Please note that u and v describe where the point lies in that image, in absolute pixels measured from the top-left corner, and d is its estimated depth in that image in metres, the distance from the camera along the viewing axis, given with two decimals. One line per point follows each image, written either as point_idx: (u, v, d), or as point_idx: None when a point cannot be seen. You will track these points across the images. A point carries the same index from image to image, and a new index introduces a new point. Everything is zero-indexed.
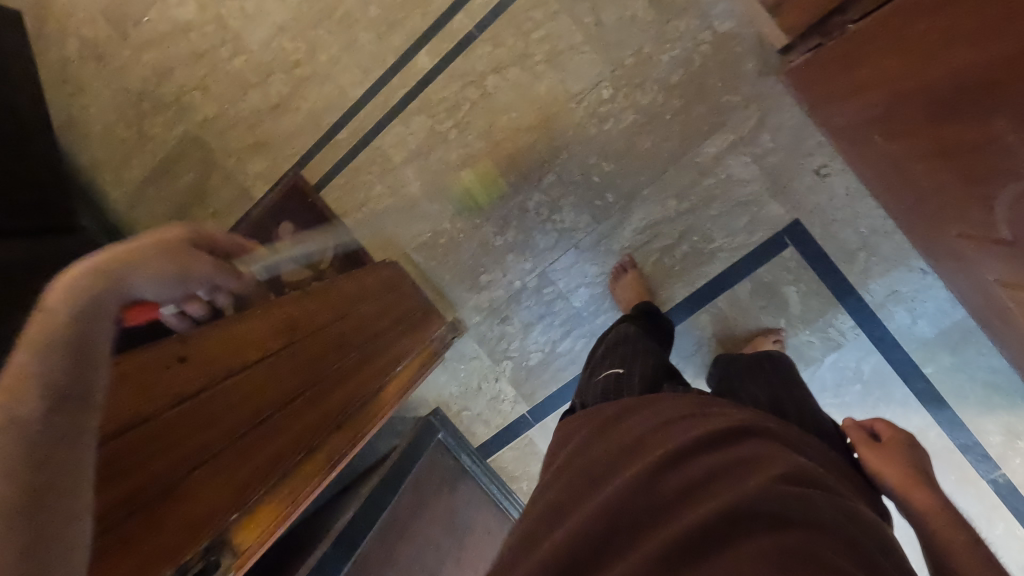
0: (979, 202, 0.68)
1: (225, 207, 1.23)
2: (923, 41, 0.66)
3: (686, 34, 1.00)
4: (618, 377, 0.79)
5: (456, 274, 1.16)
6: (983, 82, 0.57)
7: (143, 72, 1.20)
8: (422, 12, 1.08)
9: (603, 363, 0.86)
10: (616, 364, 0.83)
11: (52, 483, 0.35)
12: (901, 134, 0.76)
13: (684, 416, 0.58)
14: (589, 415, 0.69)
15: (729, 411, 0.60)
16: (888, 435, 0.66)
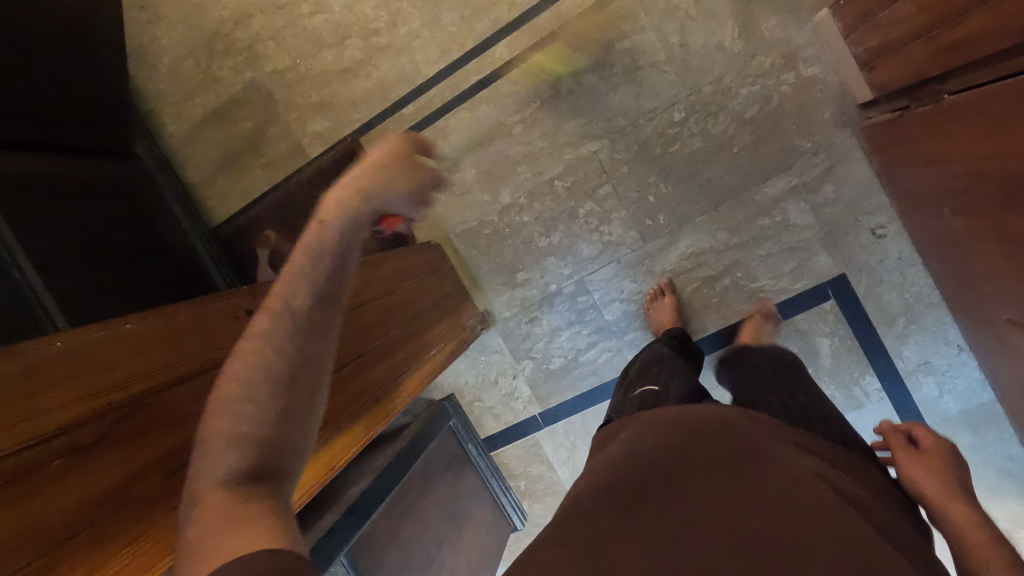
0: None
1: (279, 159, 1.25)
2: (988, 129, 0.67)
3: (769, 71, 0.99)
4: (651, 396, 0.82)
5: (494, 266, 1.17)
6: None
7: (222, 14, 1.21)
8: (510, 2, 1.07)
9: (638, 379, 0.89)
10: (652, 381, 0.86)
11: (304, 360, 0.54)
12: (959, 217, 0.80)
13: (721, 421, 0.67)
14: (620, 427, 0.78)
15: (762, 420, 0.70)
16: (926, 442, 0.77)
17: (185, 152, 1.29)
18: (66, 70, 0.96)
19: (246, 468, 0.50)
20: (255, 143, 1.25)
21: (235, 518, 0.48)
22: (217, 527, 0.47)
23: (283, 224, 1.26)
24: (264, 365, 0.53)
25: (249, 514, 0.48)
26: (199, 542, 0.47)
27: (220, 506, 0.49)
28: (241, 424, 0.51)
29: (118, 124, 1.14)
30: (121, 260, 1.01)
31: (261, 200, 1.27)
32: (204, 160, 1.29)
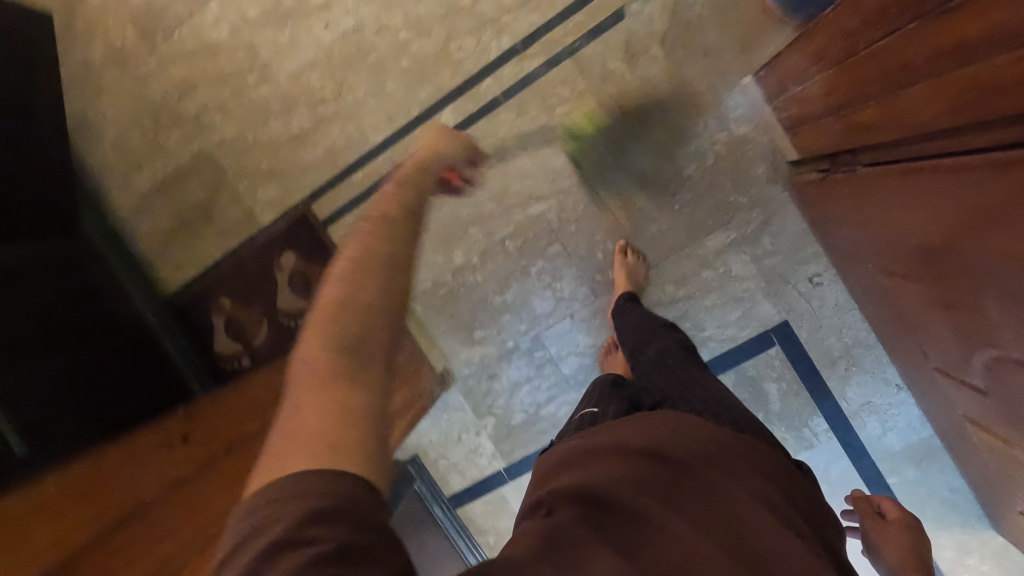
0: (972, 346, 0.73)
1: (230, 226, 1.24)
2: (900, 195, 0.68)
3: (702, 132, 1.04)
4: (593, 415, 0.83)
5: (451, 325, 1.18)
6: (964, 261, 0.62)
7: (167, 85, 1.21)
8: (451, 70, 1.09)
9: (582, 405, 0.89)
10: (593, 405, 0.86)
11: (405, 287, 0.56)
12: (899, 268, 0.79)
13: (676, 450, 0.57)
14: (562, 456, 0.65)
15: (697, 433, 0.61)
16: (894, 514, 0.84)
17: (134, 223, 1.28)
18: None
19: (361, 327, 0.51)
20: (206, 211, 1.25)
21: (319, 446, 0.43)
22: (300, 435, 0.44)
23: (237, 291, 1.25)
24: (356, 301, 0.52)
25: (334, 423, 0.45)
26: (285, 442, 0.44)
27: (316, 407, 0.45)
28: (349, 314, 0.51)
29: (49, 203, 1.10)
30: (56, 350, 0.97)
31: (214, 267, 1.26)
32: (154, 229, 1.28)
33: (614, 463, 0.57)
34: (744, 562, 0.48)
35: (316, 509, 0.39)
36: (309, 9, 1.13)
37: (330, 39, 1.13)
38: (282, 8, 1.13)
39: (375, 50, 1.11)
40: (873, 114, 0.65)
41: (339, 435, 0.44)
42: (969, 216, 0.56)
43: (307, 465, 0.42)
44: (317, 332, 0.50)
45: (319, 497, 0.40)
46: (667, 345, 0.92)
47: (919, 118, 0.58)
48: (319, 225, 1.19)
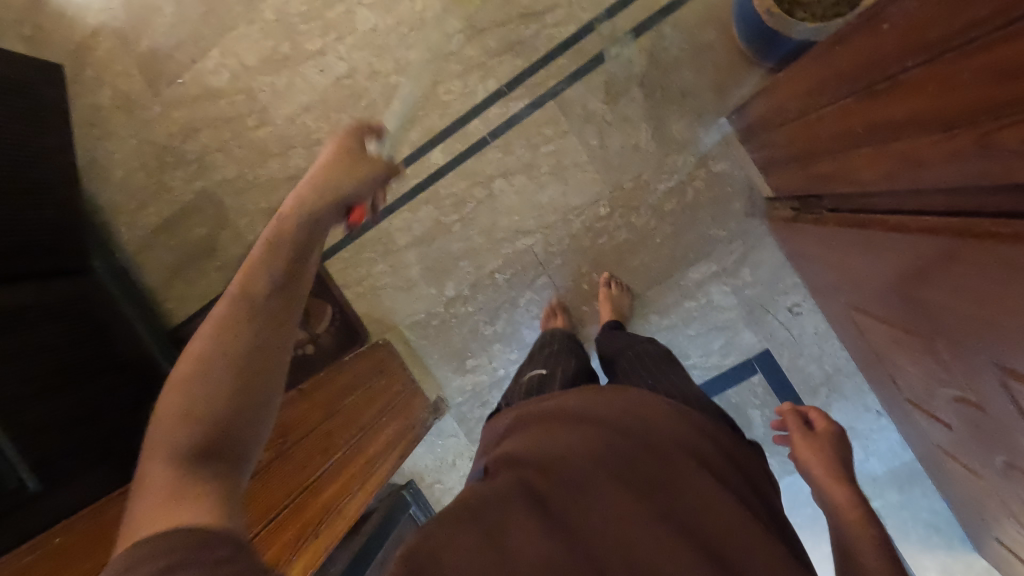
0: (940, 385, 0.74)
1: (232, 261, 1.30)
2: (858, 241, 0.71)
3: (681, 168, 1.07)
4: (539, 378, 0.90)
5: (444, 355, 1.22)
6: (921, 310, 0.64)
7: (170, 128, 1.27)
8: (440, 112, 1.14)
9: (529, 364, 0.97)
10: (540, 366, 0.94)
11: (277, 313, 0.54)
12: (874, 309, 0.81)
13: (620, 421, 0.65)
14: (517, 421, 0.73)
15: (642, 404, 0.69)
16: (822, 425, 0.80)
17: (141, 259, 1.34)
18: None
19: (225, 385, 0.49)
20: (209, 247, 1.30)
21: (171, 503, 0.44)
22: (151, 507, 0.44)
23: None
24: (226, 333, 0.51)
25: (191, 496, 0.45)
26: (137, 517, 0.44)
27: (162, 484, 0.45)
28: (217, 372, 0.50)
29: (57, 245, 1.15)
30: (63, 386, 1.01)
31: (216, 301, 1.31)
32: (160, 264, 1.33)
33: (562, 431, 0.65)
34: (672, 520, 0.56)
35: (169, 563, 0.39)
36: (304, 55, 1.18)
37: (325, 83, 1.18)
38: (279, 55, 1.19)
39: (367, 93, 1.17)
40: (833, 165, 0.67)
41: (192, 498, 0.44)
42: (923, 271, 0.57)
43: (166, 526, 0.42)
44: (176, 395, 0.49)
45: (172, 549, 0.40)
46: (647, 348, 0.96)
47: (875, 175, 0.59)
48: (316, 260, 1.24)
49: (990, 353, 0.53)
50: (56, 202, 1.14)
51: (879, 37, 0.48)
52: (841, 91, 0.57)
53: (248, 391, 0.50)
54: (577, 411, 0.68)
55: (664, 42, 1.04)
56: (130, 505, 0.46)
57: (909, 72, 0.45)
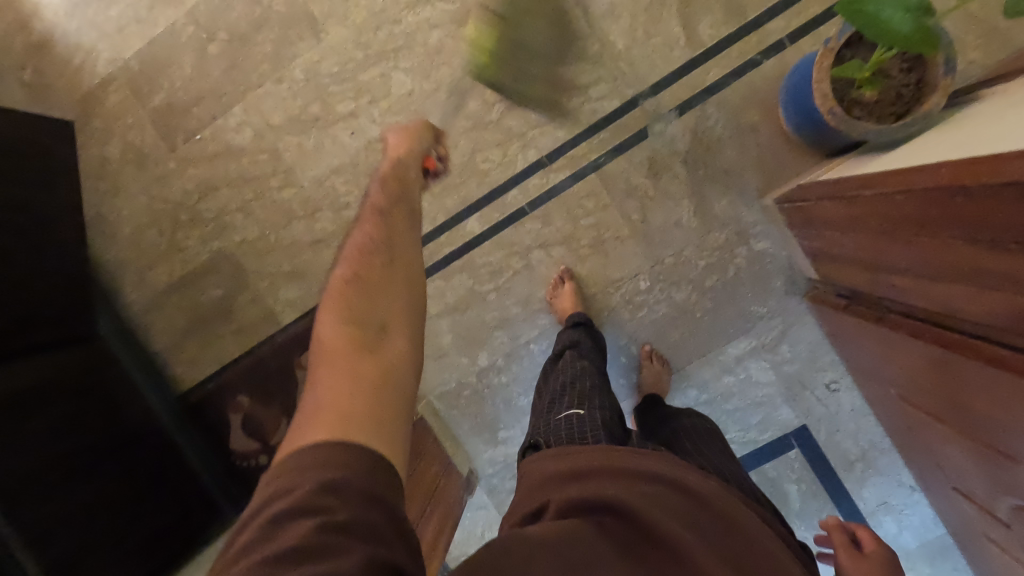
0: (999, 491, 0.75)
1: (250, 325, 1.24)
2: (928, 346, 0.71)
3: (723, 246, 1.07)
4: (577, 418, 0.84)
5: (475, 426, 1.19)
6: (997, 427, 0.64)
7: (186, 185, 1.20)
8: (478, 181, 1.12)
9: (561, 402, 0.90)
10: (577, 406, 0.87)
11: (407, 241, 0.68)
12: (930, 406, 0.81)
13: (697, 486, 0.62)
14: (561, 466, 0.66)
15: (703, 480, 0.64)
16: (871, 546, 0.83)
17: (149, 320, 1.26)
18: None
19: (374, 279, 0.62)
20: (225, 309, 1.24)
21: (337, 412, 0.50)
22: (320, 407, 0.51)
23: (256, 389, 1.24)
24: (365, 252, 0.64)
25: (355, 403, 0.51)
26: (312, 415, 0.51)
27: (330, 377, 0.53)
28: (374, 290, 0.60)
29: (65, 313, 1.08)
30: (72, 473, 0.95)
31: (231, 365, 1.25)
32: (170, 326, 1.26)
33: (615, 486, 0.60)
34: None
35: (331, 480, 0.46)
36: (335, 117, 1.14)
37: (357, 146, 1.14)
38: (308, 115, 1.14)
39: None
40: (922, 286, 0.67)
41: (351, 404, 0.51)
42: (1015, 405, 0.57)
43: (326, 436, 0.49)
44: (334, 305, 0.59)
45: (337, 468, 0.47)
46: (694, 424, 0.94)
47: (977, 309, 0.59)
48: None
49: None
50: (61, 268, 1.07)
51: (1001, 196, 0.48)
52: (944, 216, 0.57)
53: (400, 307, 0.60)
54: (651, 472, 0.63)
55: (709, 121, 1.05)
56: (305, 396, 0.53)
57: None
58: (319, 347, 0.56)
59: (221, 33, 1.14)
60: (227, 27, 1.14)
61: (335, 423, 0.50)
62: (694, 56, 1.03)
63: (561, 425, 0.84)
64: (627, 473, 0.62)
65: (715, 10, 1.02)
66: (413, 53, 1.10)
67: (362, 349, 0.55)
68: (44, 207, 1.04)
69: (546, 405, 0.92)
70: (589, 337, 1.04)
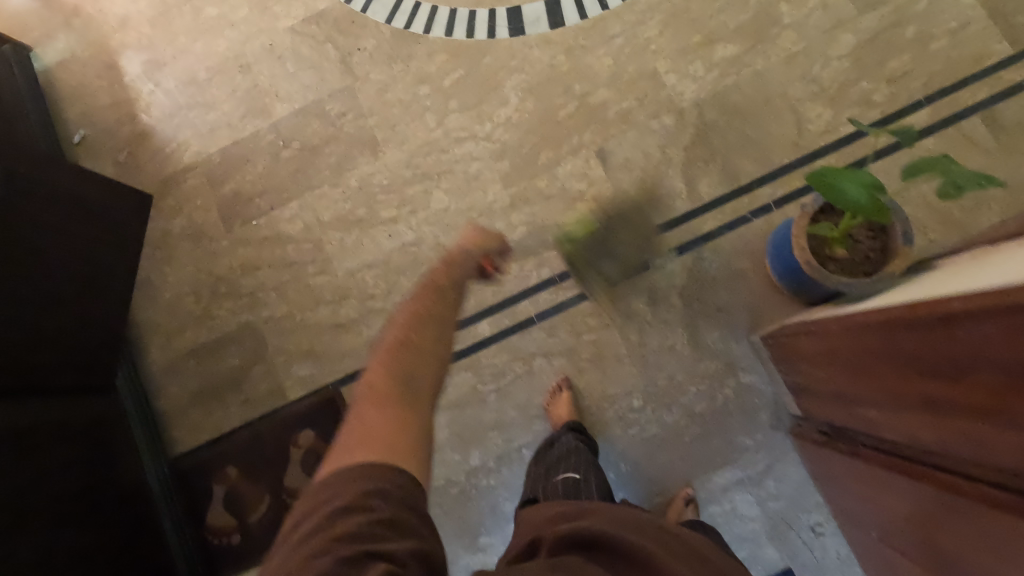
0: None
1: (257, 396, 1.29)
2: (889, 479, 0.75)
3: (714, 375, 1.15)
4: (574, 483, 0.96)
5: (458, 528, 1.18)
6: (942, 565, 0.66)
7: (232, 262, 1.34)
8: (494, 289, 1.24)
9: (559, 466, 1.03)
10: (573, 470, 1.00)
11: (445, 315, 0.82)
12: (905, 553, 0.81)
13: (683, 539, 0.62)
14: (565, 512, 0.67)
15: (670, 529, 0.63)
16: None
17: (162, 381, 1.32)
18: (13, 308, 0.98)
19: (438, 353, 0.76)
20: (236, 379, 1.30)
21: (389, 442, 0.63)
22: (381, 435, 0.63)
23: (248, 462, 1.25)
24: (420, 327, 0.77)
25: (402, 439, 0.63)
26: (359, 439, 0.63)
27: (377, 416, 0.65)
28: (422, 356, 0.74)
29: (80, 366, 1.13)
30: (59, 519, 0.94)
31: (229, 435, 1.27)
32: (181, 390, 1.31)
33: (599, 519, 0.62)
34: None
35: (372, 493, 0.57)
36: (377, 221, 1.30)
37: (391, 247, 1.29)
38: (354, 216, 1.31)
39: (428, 262, 1.27)
40: (886, 418, 0.74)
41: (401, 441, 0.63)
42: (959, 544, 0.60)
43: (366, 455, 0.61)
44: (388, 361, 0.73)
45: (376, 482, 0.58)
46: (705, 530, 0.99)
47: (933, 439, 0.64)
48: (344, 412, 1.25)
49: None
50: (106, 320, 1.18)
51: (957, 330, 0.56)
52: (903, 350, 0.65)
53: (426, 379, 0.72)
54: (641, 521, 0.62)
55: (704, 263, 1.19)
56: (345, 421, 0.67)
57: (985, 373, 0.52)
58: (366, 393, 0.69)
59: (296, 143, 1.35)
60: (302, 139, 1.35)
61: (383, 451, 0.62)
62: (693, 208, 1.21)
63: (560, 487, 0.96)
64: (632, 521, 0.61)
65: (713, 174, 1.21)
66: (453, 178, 1.29)
67: (406, 397, 0.68)
68: (106, 262, 1.17)
69: (544, 471, 1.04)
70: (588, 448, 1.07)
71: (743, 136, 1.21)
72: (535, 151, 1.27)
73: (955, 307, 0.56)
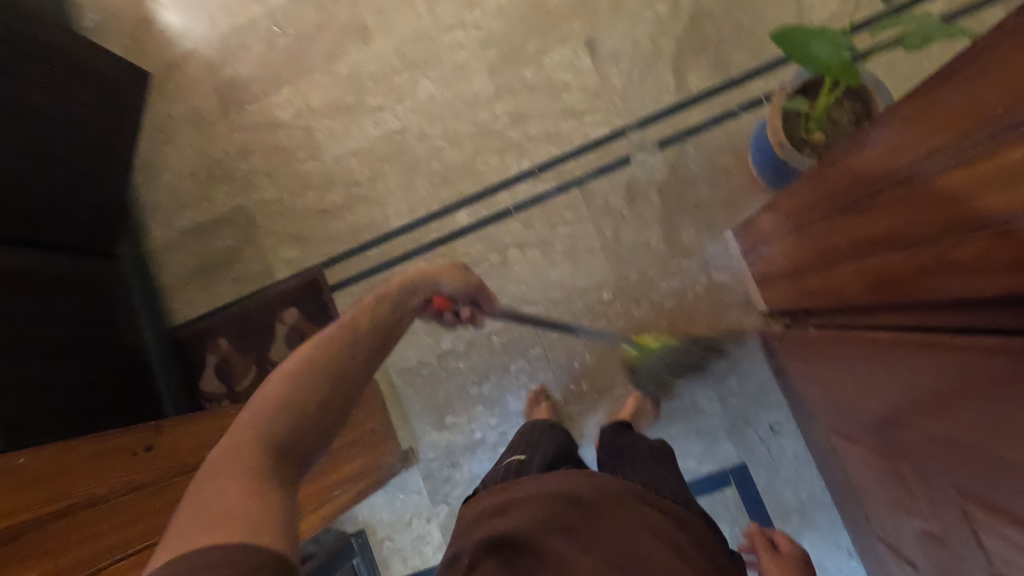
0: (906, 515, 0.73)
1: (248, 275, 1.36)
2: (839, 347, 0.75)
3: (685, 272, 1.14)
4: (518, 465, 0.90)
5: (426, 407, 1.24)
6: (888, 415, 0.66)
7: (228, 146, 1.38)
8: (474, 179, 1.25)
9: (510, 452, 0.97)
10: (520, 453, 0.94)
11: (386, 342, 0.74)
12: (852, 429, 0.81)
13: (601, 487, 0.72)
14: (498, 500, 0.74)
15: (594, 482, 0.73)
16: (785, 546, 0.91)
17: (163, 256, 1.40)
18: (5, 161, 0.99)
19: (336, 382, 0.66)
20: (230, 259, 1.37)
21: (246, 517, 0.51)
22: (224, 512, 0.51)
23: (236, 335, 1.33)
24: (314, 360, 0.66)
25: (256, 510, 0.52)
26: (202, 521, 0.50)
27: (231, 490, 0.54)
28: (288, 408, 0.62)
29: (75, 224, 1.18)
30: (48, 355, 1.01)
31: (221, 310, 1.35)
32: (179, 266, 1.39)
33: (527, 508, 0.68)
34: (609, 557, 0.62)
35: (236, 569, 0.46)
36: (365, 108, 1.31)
37: (377, 135, 1.30)
38: (344, 104, 1.32)
39: (411, 151, 1.28)
40: (825, 280, 0.73)
41: (262, 515, 0.52)
42: (904, 386, 0.60)
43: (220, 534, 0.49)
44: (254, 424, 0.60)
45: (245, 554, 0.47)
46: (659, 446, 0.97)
47: (860, 293, 0.64)
48: (327, 290, 1.30)
49: (966, 471, 0.54)
50: (106, 189, 1.25)
51: (866, 153, 0.55)
52: (833, 200, 0.64)
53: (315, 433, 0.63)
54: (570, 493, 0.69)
55: (686, 158, 1.16)
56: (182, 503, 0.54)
57: (889, 190, 0.52)
58: (219, 454, 0.58)
59: (290, 30, 1.36)
60: (296, 26, 1.36)
61: (227, 531, 0.49)
62: (680, 102, 1.17)
63: (504, 470, 0.90)
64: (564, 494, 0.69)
65: (704, 66, 1.16)
66: (441, 67, 1.28)
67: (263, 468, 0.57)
68: (110, 134, 1.23)
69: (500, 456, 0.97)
70: (545, 427, 1.02)
71: (740, 26, 1.15)
72: (523, 39, 1.24)
73: (863, 132, 0.55)
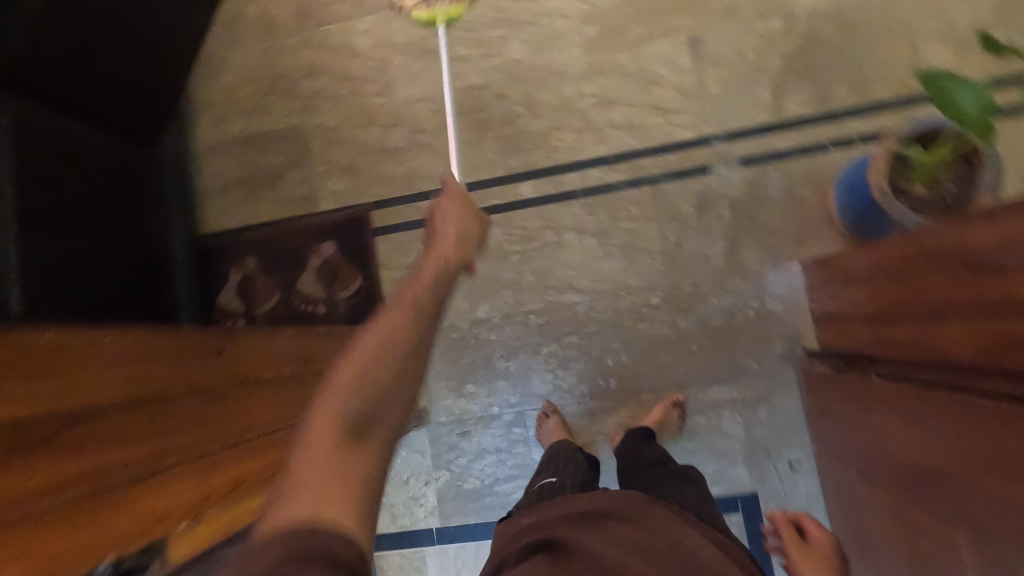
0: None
1: (290, 198, 1.30)
2: (909, 400, 0.75)
3: (740, 293, 1.13)
4: (550, 486, 0.90)
5: (448, 371, 1.21)
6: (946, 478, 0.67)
7: (296, 61, 1.32)
8: (545, 153, 1.21)
9: (538, 474, 0.98)
10: (550, 475, 0.95)
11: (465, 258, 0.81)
12: (880, 476, 0.84)
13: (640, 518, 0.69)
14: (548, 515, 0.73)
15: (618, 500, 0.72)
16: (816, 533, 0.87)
17: (205, 158, 1.34)
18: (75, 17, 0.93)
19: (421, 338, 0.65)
20: (275, 178, 1.31)
21: (326, 496, 0.52)
22: (319, 493, 0.52)
23: (266, 256, 1.28)
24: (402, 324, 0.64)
25: (336, 497, 0.52)
26: (302, 474, 0.54)
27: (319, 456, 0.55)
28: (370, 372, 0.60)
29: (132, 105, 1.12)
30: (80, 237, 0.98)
31: (254, 227, 1.30)
32: (220, 173, 1.33)
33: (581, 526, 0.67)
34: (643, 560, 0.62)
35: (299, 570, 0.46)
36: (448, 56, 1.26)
37: (455, 85, 1.25)
38: (427, 46, 1.27)
39: (487, 110, 1.24)
40: (918, 333, 0.71)
41: (342, 493, 0.52)
42: (963, 444, 0.63)
43: (309, 513, 0.50)
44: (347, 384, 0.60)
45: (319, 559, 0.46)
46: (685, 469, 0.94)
47: (952, 353, 0.65)
48: (370, 232, 1.26)
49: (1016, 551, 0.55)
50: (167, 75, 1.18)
51: (999, 227, 0.53)
52: (953, 259, 0.62)
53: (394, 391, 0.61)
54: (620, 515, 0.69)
55: (766, 181, 1.13)
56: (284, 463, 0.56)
57: (1011, 269, 0.52)
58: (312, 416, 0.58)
59: None
60: None
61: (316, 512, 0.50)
62: (772, 123, 1.14)
63: (535, 496, 0.89)
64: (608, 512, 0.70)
65: (805, 92, 1.14)
66: (536, 31, 1.23)
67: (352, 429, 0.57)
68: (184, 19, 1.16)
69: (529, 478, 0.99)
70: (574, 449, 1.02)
71: (849, 61, 1.12)
72: (627, 22, 1.20)
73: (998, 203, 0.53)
